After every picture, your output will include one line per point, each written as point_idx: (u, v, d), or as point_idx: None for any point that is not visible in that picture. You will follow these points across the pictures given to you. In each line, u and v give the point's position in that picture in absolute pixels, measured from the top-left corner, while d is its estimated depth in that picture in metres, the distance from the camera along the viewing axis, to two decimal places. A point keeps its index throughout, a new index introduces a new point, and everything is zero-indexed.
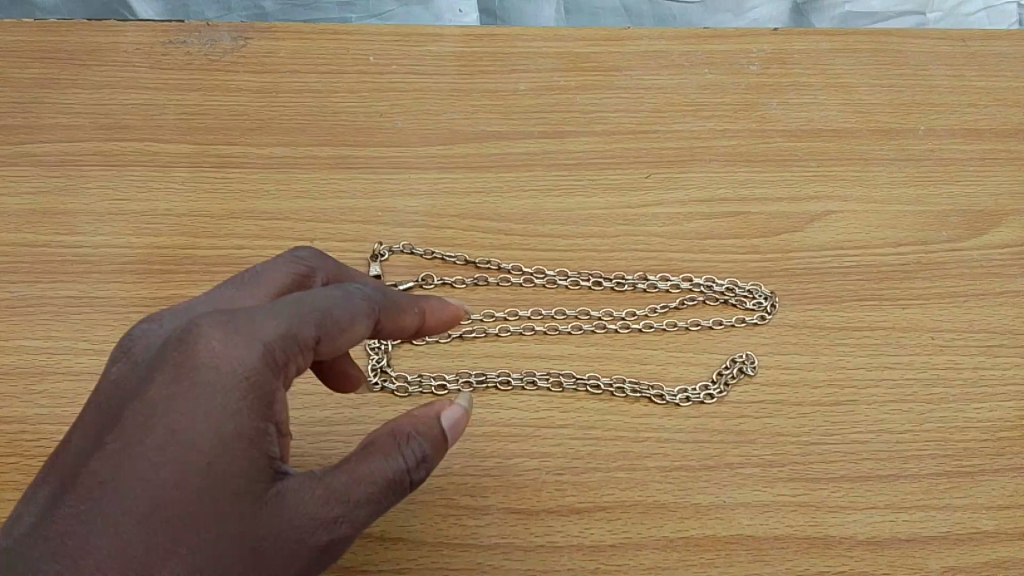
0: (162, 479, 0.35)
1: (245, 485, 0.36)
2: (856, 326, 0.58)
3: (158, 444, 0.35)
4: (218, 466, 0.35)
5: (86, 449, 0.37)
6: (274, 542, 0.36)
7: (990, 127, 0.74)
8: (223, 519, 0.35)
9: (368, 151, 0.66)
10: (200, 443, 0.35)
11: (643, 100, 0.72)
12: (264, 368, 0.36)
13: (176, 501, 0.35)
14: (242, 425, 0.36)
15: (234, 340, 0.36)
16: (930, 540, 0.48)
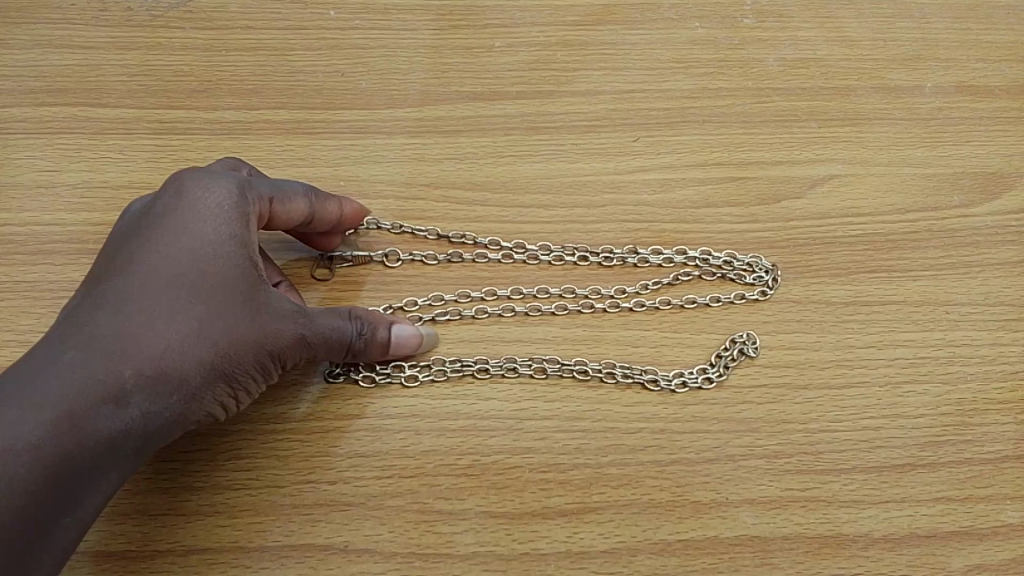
0: (175, 263, 0.40)
1: (246, 271, 0.41)
2: (865, 300, 0.53)
3: (169, 236, 0.40)
4: (222, 250, 0.41)
5: (104, 260, 0.41)
6: (271, 321, 0.41)
7: (1001, 84, 0.69)
8: (231, 296, 0.40)
9: (328, 114, 0.60)
10: (204, 231, 0.41)
11: (630, 56, 0.66)
12: (236, 196, 0.43)
13: (187, 287, 0.39)
14: (233, 228, 0.41)
15: (215, 178, 0.43)
16: (952, 534, 0.44)
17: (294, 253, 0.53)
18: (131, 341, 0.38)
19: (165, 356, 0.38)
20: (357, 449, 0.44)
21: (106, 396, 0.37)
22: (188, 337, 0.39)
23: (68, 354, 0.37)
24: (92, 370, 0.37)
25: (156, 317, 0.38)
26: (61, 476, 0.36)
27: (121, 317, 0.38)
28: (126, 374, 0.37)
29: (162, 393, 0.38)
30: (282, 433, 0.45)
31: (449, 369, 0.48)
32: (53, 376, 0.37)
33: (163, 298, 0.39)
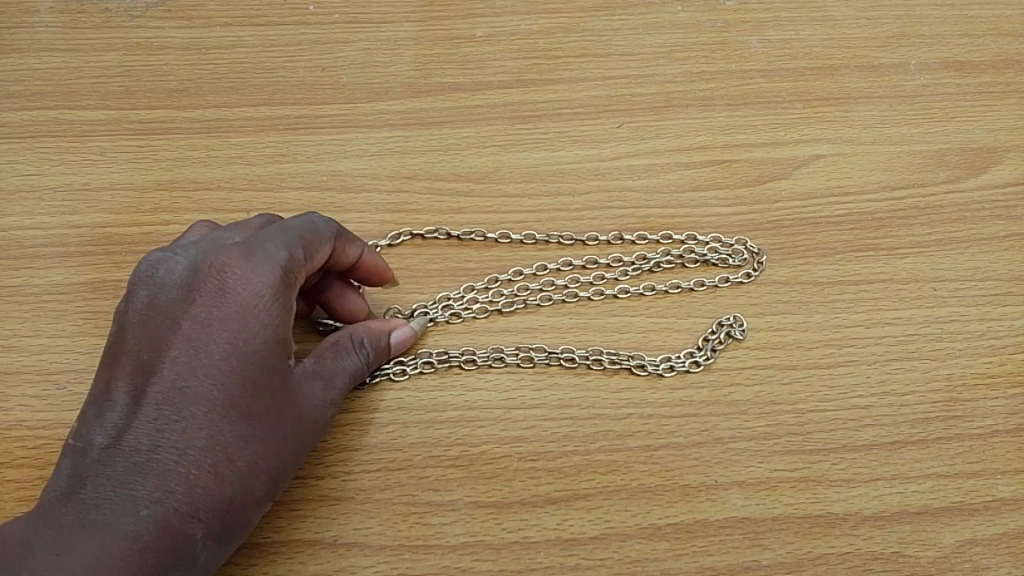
0: (230, 394, 0.38)
1: (287, 382, 0.40)
2: (851, 279, 0.53)
3: (218, 356, 0.38)
4: (270, 367, 0.39)
5: (141, 376, 0.38)
6: (316, 433, 0.41)
7: (988, 58, 0.69)
8: (285, 422, 0.40)
9: (309, 110, 0.60)
10: (256, 351, 0.39)
11: (611, 41, 0.66)
12: (281, 287, 0.40)
13: (248, 422, 0.38)
14: (282, 338, 0.40)
15: (256, 268, 0.40)
16: (942, 509, 0.44)
17: None
18: (200, 490, 0.37)
19: (233, 504, 0.38)
20: (346, 446, 0.44)
21: (183, 556, 0.37)
22: (252, 476, 0.39)
23: (138, 513, 0.36)
24: (166, 531, 0.36)
25: (221, 460, 0.38)
26: None
27: (183, 462, 0.37)
28: (199, 532, 0.37)
29: (229, 537, 0.38)
30: None
31: (434, 364, 0.48)
32: (126, 540, 0.36)
33: (223, 435, 0.38)
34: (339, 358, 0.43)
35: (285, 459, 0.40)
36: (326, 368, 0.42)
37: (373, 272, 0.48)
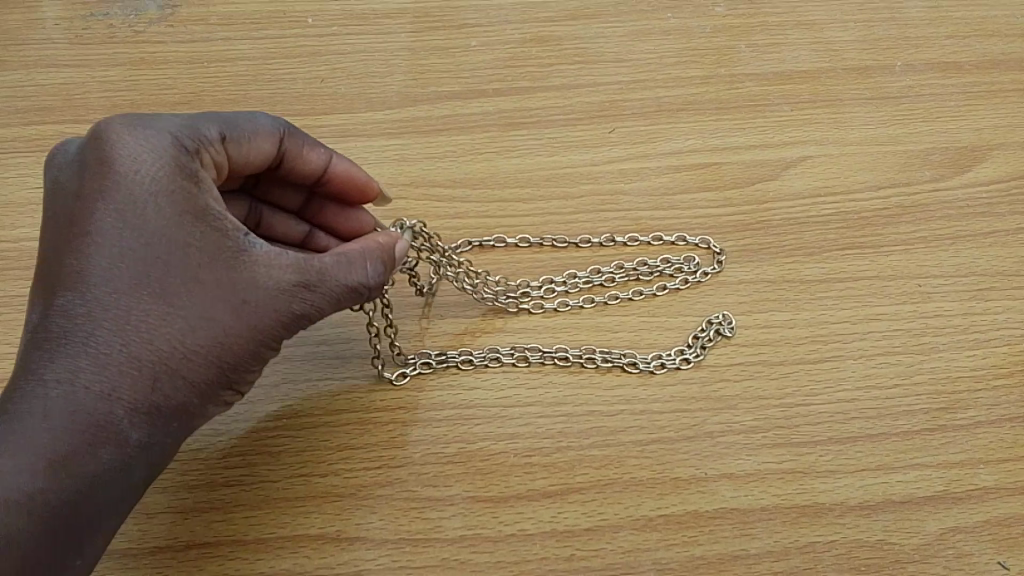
0: (135, 263, 0.37)
1: (215, 253, 0.38)
2: (837, 277, 0.55)
3: (122, 234, 0.37)
4: (180, 236, 0.38)
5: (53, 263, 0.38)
6: (257, 303, 0.38)
7: (972, 60, 0.71)
8: (210, 294, 0.38)
9: (310, 121, 0.61)
10: (155, 217, 0.37)
11: (603, 48, 0.68)
12: (180, 154, 0.39)
13: (162, 297, 0.37)
14: (186, 206, 0.38)
15: (148, 137, 0.39)
16: (927, 499, 0.45)
17: None
18: (114, 367, 0.36)
19: (158, 381, 0.37)
20: (347, 445, 0.46)
21: (102, 439, 0.36)
22: (175, 351, 0.37)
23: (48, 399, 0.35)
24: (78, 413, 0.35)
25: (136, 336, 0.36)
26: (72, 526, 0.35)
27: (93, 341, 0.36)
28: (120, 413, 0.36)
29: (164, 417, 0.37)
30: (273, 431, 0.46)
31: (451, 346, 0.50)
32: (41, 426, 0.35)
33: (135, 308, 0.37)
34: (332, 270, 0.41)
35: (219, 332, 0.38)
36: (312, 269, 0.40)
37: (353, 187, 0.49)
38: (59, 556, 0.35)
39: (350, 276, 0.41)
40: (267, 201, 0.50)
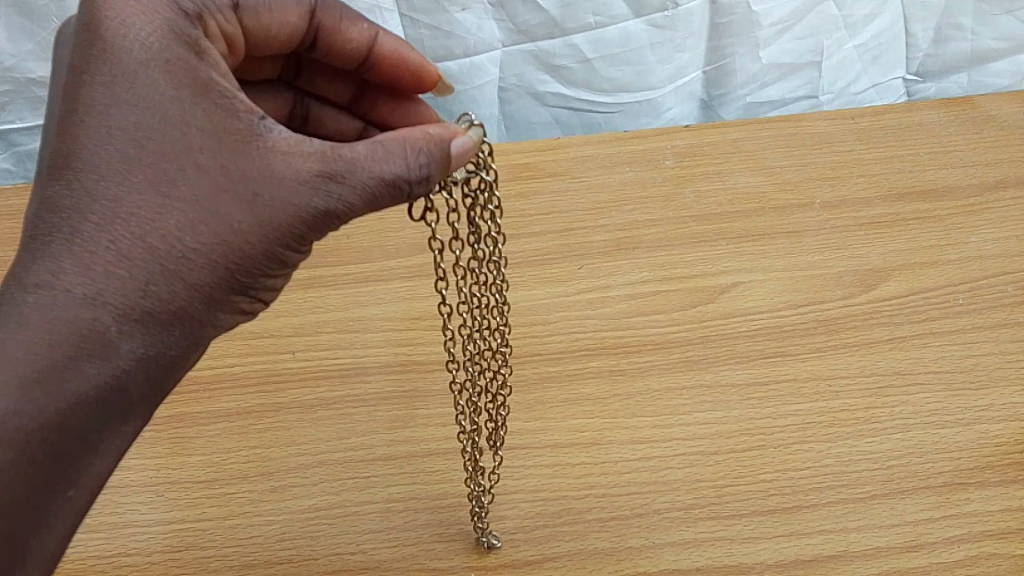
0: (131, 158, 0.41)
1: (214, 141, 0.42)
2: (763, 381, 0.68)
3: (119, 125, 0.42)
4: (176, 126, 0.42)
5: (54, 157, 0.43)
6: (263, 192, 0.42)
7: (879, 194, 0.86)
8: (208, 184, 0.41)
9: (337, 270, 0.74)
10: (149, 103, 0.42)
11: (574, 200, 0.84)
12: (174, 39, 0.43)
13: (156, 188, 0.41)
14: (180, 89, 0.42)
15: (143, 19, 0.43)
16: (827, 559, 0.57)
17: (313, 376, 0.67)
18: (102, 269, 0.40)
19: (149, 282, 0.40)
20: (372, 528, 0.58)
21: (91, 339, 0.39)
22: (170, 250, 0.41)
23: (37, 296, 0.40)
24: (65, 317, 0.39)
25: (132, 229, 0.40)
26: (56, 436, 0.39)
27: (84, 236, 0.40)
28: (108, 314, 0.40)
29: (155, 322, 0.41)
30: (313, 519, 0.59)
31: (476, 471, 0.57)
32: (28, 325, 0.39)
33: (127, 202, 0.41)
34: (360, 159, 0.43)
35: (215, 226, 0.41)
36: (338, 161, 0.43)
37: (397, 71, 0.58)
38: (47, 482, 0.40)
39: (378, 173, 0.44)
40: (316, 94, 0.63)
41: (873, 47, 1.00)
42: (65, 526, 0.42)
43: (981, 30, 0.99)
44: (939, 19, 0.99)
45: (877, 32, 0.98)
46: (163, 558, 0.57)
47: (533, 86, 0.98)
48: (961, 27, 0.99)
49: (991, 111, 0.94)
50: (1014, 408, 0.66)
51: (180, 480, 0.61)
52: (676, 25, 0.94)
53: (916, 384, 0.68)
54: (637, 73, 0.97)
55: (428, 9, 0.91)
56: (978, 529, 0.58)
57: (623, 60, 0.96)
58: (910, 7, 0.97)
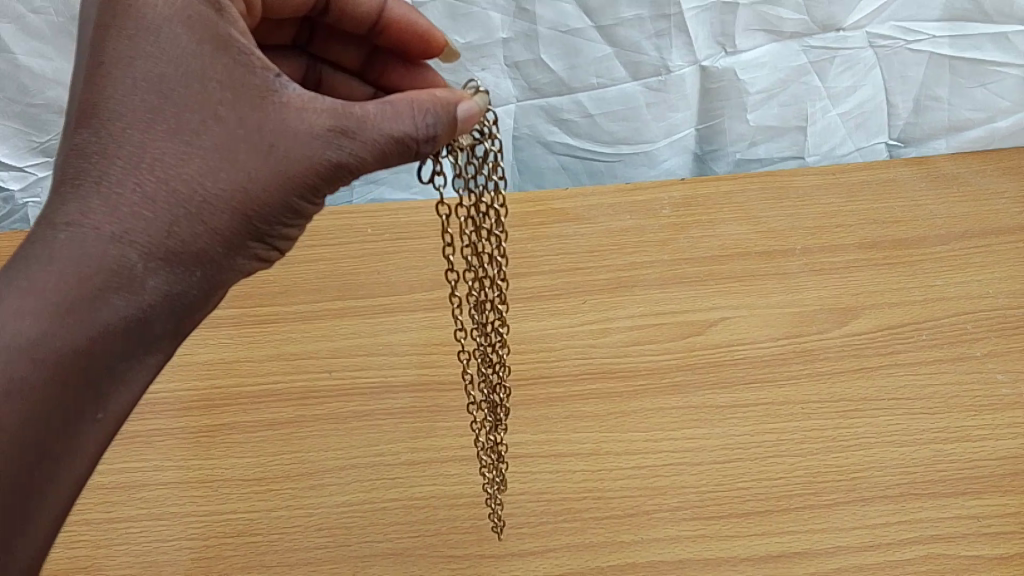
0: (157, 107, 0.44)
1: (234, 95, 0.46)
2: (743, 404, 0.76)
3: (144, 76, 0.45)
4: (198, 78, 0.45)
5: (77, 105, 0.45)
6: (281, 143, 0.46)
7: (854, 241, 0.95)
8: (230, 135, 0.45)
9: (369, 302, 0.85)
10: (173, 56, 0.45)
11: (579, 243, 0.94)
12: None
13: (182, 137, 0.44)
14: (202, 42, 0.46)
15: None
16: (795, 555, 0.65)
17: (347, 393, 0.76)
18: (129, 210, 0.43)
19: (175, 223, 0.44)
20: (397, 521, 0.67)
21: (118, 274, 0.42)
22: (195, 194, 0.44)
23: (65, 235, 0.42)
24: (92, 252, 0.42)
25: (159, 173, 0.44)
26: (84, 369, 0.41)
27: (112, 178, 0.43)
28: (135, 251, 0.42)
29: (181, 262, 0.44)
30: (347, 512, 0.67)
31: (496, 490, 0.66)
32: (57, 259, 0.41)
33: (154, 149, 0.44)
34: (369, 119, 0.48)
35: (237, 174, 0.45)
36: (349, 119, 0.48)
37: (407, 37, 0.67)
38: (75, 416, 0.41)
39: (385, 131, 0.49)
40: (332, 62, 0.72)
41: (856, 115, 1.08)
42: (89, 460, 0.43)
43: (957, 101, 1.07)
44: (917, 91, 1.07)
45: (859, 103, 1.07)
46: (218, 543, 0.66)
47: (542, 135, 1.09)
48: (938, 98, 1.07)
49: (958, 168, 1.04)
50: (967, 430, 0.74)
51: (231, 478, 0.70)
52: (667, 89, 1.05)
53: (880, 409, 0.76)
54: (635, 129, 1.08)
55: (452, 70, 1.03)
56: (930, 532, 0.66)
57: (621, 117, 1.07)
58: (889, 81, 1.06)
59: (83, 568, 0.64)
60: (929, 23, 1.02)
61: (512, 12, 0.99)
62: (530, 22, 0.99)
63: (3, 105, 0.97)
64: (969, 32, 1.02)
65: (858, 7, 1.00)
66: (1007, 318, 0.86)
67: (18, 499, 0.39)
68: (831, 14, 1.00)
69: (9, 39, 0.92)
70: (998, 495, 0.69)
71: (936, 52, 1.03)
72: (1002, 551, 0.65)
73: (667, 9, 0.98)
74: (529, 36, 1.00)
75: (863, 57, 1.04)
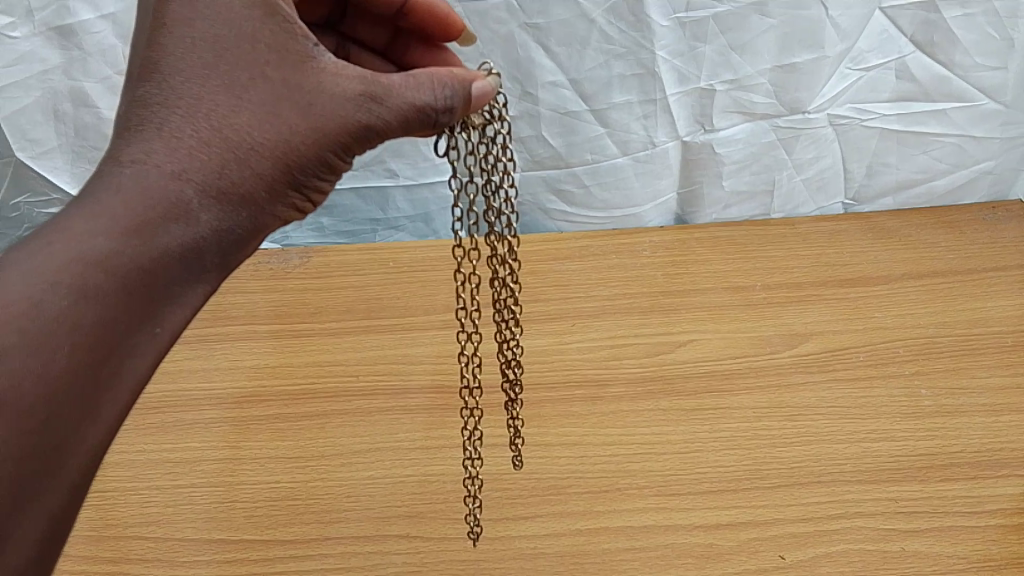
0: (214, 70, 0.54)
1: (280, 62, 0.56)
2: (704, 407, 0.91)
3: (204, 44, 0.55)
4: (250, 47, 0.55)
5: (143, 69, 0.55)
6: (319, 104, 0.56)
7: (807, 278, 1.11)
8: (274, 95, 0.55)
9: (391, 320, 1.00)
10: (228, 28, 0.55)
11: (570, 278, 1.10)
12: None
13: (235, 96, 0.54)
14: (253, 17, 0.56)
15: None
16: (740, 523, 0.78)
17: (374, 393, 0.91)
18: (187, 153, 0.51)
19: (226, 165, 0.52)
20: (412, 491, 0.81)
21: (178, 200, 0.50)
22: (243, 143, 0.53)
23: (132, 169, 0.50)
24: (158, 180, 0.50)
25: (214, 124, 0.53)
26: (146, 280, 0.48)
27: (174, 126, 0.52)
28: (192, 186, 0.51)
29: (228, 199, 0.53)
30: (371, 484, 0.81)
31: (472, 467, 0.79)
32: (125, 187, 0.49)
33: (210, 104, 0.53)
34: (394, 88, 0.60)
35: (279, 128, 0.55)
36: (376, 87, 0.59)
37: (434, 16, 0.82)
38: (137, 321, 0.48)
39: (407, 99, 0.60)
40: (361, 40, 0.86)
41: (818, 181, 1.20)
42: (147, 365, 0.49)
43: (903, 166, 1.19)
44: (870, 159, 1.18)
45: (821, 170, 1.18)
46: (264, 504, 0.79)
47: (543, 203, 1.20)
48: (887, 164, 1.18)
49: (902, 222, 1.19)
50: (892, 432, 0.88)
51: (276, 456, 0.84)
52: (653, 161, 1.16)
53: (820, 413, 0.90)
54: (624, 196, 1.19)
55: None
56: (854, 509, 0.80)
57: (612, 187, 1.18)
58: (845, 151, 1.17)
59: (153, 521, 0.78)
60: (879, 105, 1.12)
61: (517, 94, 1.09)
62: (534, 105, 1.09)
63: (86, 152, 1.12)
64: (913, 110, 1.13)
65: (820, 92, 1.10)
66: (935, 344, 1.00)
67: (89, 386, 0.45)
68: (797, 99, 1.10)
69: (94, 95, 1.08)
70: (914, 483, 0.83)
71: (885, 128, 1.14)
72: (913, 526, 0.79)
73: (654, 94, 1.09)
74: (532, 116, 1.10)
75: (825, 135, 1.15)
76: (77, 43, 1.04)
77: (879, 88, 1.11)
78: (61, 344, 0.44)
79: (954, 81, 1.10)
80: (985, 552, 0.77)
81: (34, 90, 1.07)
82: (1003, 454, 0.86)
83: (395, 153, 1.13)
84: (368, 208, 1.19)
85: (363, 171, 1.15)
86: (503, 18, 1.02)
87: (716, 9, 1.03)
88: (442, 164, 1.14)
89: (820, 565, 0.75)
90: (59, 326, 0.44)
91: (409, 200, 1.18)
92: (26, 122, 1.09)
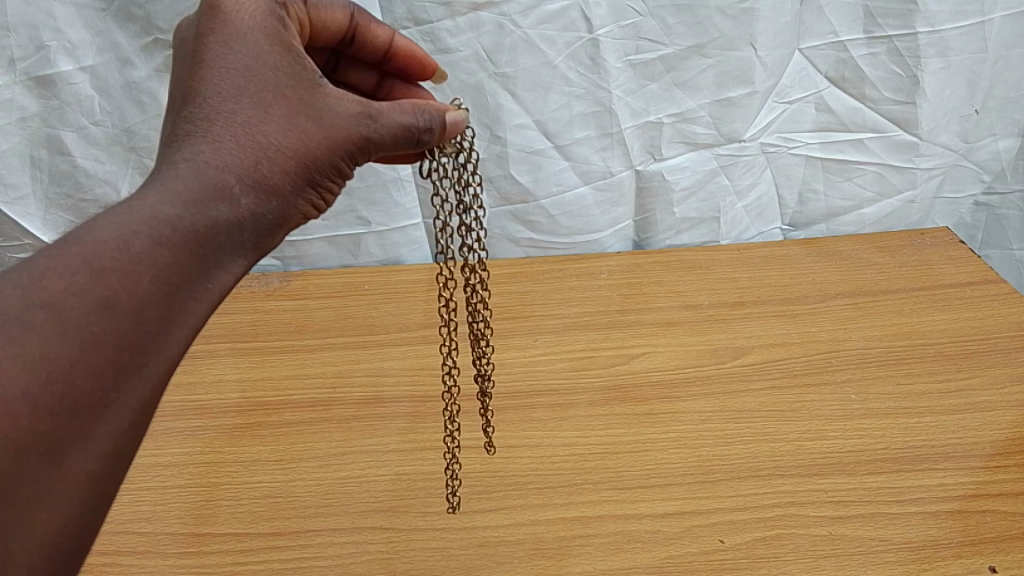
0: (245, 87, 0.62)
1: (297, 83, 0.65)
2: (654, 412, 0.99)
3: (234, 65, 0.63)
4: (272, 68, 0.64)
5: (180, 90, 0.63)
6: (330, 120, 0.65)
7: (751, 295, 1.20)
8: (295, 109, 0.64)
9: (366, 337, 1.08)
10: (252, 51, 0.64)
11: (533, 297, 1.19)
12: (267, 12, 0.67)
13: (263, 107, 0.62)
14: (272, 45, 0.65)
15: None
16: (685, 512, 0.86)
17: (352, 403, 0.97)
18: (227, 150, 0.59)
19: (259, 162, 0.60)
20: (385, 488, 0.88)
21: (226, 185, 0.57)
22: (271, 145, 0.61)
23: (182, 162, 0.57)
24: (209, 169, 0.57)
25: (247, 129, 0.61)
26: (201, 247, 0.54)
27: (214, 129, 0.60)
28: (234, 175, 0.58)
29: (262, 188, 0.60)
30: (346, 483, 0.88)
31: (463, 459, 0.87)
32: (177, 174, 0.56)
33: (242, 113, 0.61)
34: (388, 110, 0.69)
35: (300, 135, 0.63)
36: (374, 107, 0.68)
37: (419, 63, 0.92)
38: (193, 282, 0.54)
39: (399, 119, 0.70)
40: (351, 80, 0.96)
41: (756, 207, 1.31)
42: (199, 323, 0.54)
43: (831, 193, 1.31)
44: (800, 186, 1.30)
45: (759, 197, 1.29)
46: (247, 502, 0.86)
47: (511, 234, 1.29)
48: (816, 192, 1.30)
49: (840, 248, 1.30)
50: (825, 431, 0.97)
51: (258, 458, 0.91)
52: (612, 189, 1.25)
53: (759, 416, 0.99)
54: (585, 223, 1.28)
55: None
56: (788, 499, 0.88)
57: (576, 215, 1.27)
58: (777, 177, 1.29)
59: (143, 517, 0.84)
60: (803, 134, 1.24)
61: (487, 137, 1.18)
62: (502, 146, 1.19)
63: (59, 199, 1.18)
64: (835, 139, 1.24)
65: (752, 123, 1.21)
66: (866, 355, 1.09)
67: (155, 330, 0.51)
68: (733, 130, 1.21)
69: (70, 144, 1.14)
70: (843, 475, 0.91)
71: (811, 155, 1.26)
72: (840, 513, 0.87)
73: (610, 129, 1.19)
74: (500, 156, 1.20)
75: (758, 163, 1.26)
76: (55, 94, 1.10)
77: (801, 119, 1.23)
78: (137, 286, 0.50)
79: (866, 113, 1.22)
80: (906, 534, 0.85)
81: (12, 137, 1.12)
82: (925, 449, 0.95)
83: (368, 203, 1.19)
84: (340, 255, 1.25)
85: (335, 220, 1.21)
86: (472, 69, 1.12)
87: (662, 50, 1.13)
88: (412, 209, 1.21)
89: (755, 546, 0.83)
90: (139, 267, 0.50)
91: (380, 246, 1.24)
92: (2, 166, 1.13)
